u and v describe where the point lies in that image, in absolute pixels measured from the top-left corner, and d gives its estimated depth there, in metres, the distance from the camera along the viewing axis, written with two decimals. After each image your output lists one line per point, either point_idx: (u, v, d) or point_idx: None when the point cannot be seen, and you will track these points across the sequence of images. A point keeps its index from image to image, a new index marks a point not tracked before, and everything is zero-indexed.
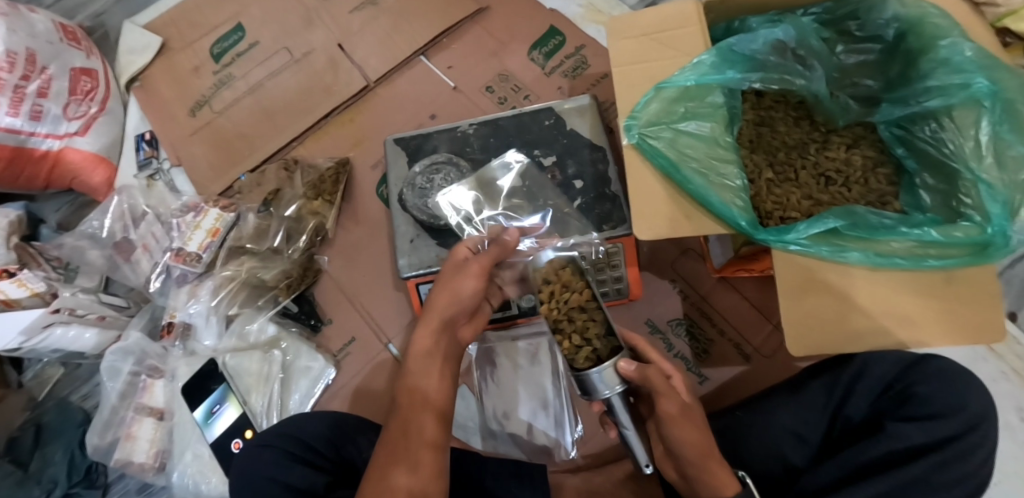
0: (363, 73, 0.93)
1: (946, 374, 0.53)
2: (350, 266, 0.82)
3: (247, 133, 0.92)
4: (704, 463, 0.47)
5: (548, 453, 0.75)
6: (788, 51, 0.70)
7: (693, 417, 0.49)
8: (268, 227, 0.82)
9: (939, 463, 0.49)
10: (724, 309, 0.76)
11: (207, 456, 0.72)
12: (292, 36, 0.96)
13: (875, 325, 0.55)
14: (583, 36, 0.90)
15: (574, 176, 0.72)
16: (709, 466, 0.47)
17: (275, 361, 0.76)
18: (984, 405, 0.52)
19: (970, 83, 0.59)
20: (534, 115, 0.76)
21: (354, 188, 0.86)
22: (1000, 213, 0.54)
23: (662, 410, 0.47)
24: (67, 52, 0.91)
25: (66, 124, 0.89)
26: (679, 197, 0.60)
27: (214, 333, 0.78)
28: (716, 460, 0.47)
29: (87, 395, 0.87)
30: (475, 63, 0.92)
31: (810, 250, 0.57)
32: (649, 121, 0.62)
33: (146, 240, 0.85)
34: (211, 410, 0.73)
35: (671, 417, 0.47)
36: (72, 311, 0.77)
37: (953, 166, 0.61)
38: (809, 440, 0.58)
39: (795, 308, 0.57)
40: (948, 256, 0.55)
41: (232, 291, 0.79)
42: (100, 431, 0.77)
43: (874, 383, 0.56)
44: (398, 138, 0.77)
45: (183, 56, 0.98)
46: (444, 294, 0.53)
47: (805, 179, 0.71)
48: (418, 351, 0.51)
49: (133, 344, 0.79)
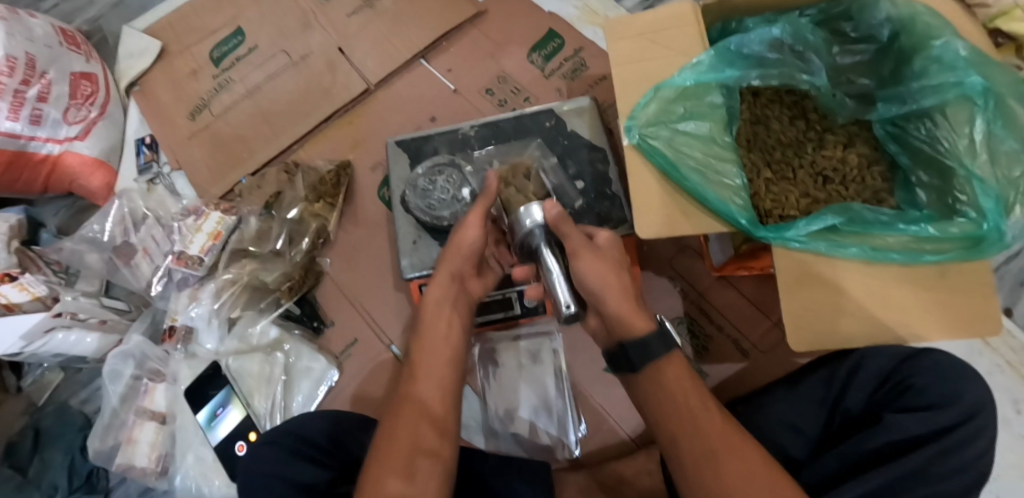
0: (362, 76, 0.93)
1: (944, 366, 0.54)
2: (351, 268, 0.83)
3: (247, 136, 0.92)
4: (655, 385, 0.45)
5: (550, 452, 0.75)
6: (786, 47, 0.70)
7: (606, 259, 0.50)
8: (269, 230, 0.82)
9: (938, 454, 0.49)
10: (723, 306, 0.76)
11: (210, 459, 0.72)
12: (291, 40, 0.96)
13: (873, 320, 0.56)
14: (581, 39, 0.91)
15: (574, 176, 0.73)
16: (617, 301, 0.47)
17: (277, 363, 0.77)
18: (980, 396, 0.52)
19: (963, 80, 0.60)
20: (535, 117, 0.76)
21: (355, 190, 0.86)
22: (994, 208, 0.55)
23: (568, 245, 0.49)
24: (66, 57, 0.91)
25: (66, 128, 0.89)
26: (679, 195, 0.60)
27: (216, 336, 0.77)
28: (625, 296, 0.47)
29: (86, 399, 0.86)
30: (474, 66, 0.92)
31: (808, 247, 0.57)
32: (649, 121, 0.63)
33: (146, 244, 0.86)
34: (216, 412, 0.73)
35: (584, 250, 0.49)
36: (74, 315, 0.76)
37: (946, 163, 0.62)
38: (809, 433, 0.58)
39: (795, 304, 0.57)
40: (942, 250, 0.56)
41: (233, 293, 0.79)
42: (101, 435, 0.77)
43: (872, 376, 0.57)
44: (398, 140, 0.77)
45: (182, 61, 0.98)
46: (441, 298, 0.54)
47: (802, 177, 0.73)
48: (421, 356, 0.51)
49: (135, 348, 0.78)
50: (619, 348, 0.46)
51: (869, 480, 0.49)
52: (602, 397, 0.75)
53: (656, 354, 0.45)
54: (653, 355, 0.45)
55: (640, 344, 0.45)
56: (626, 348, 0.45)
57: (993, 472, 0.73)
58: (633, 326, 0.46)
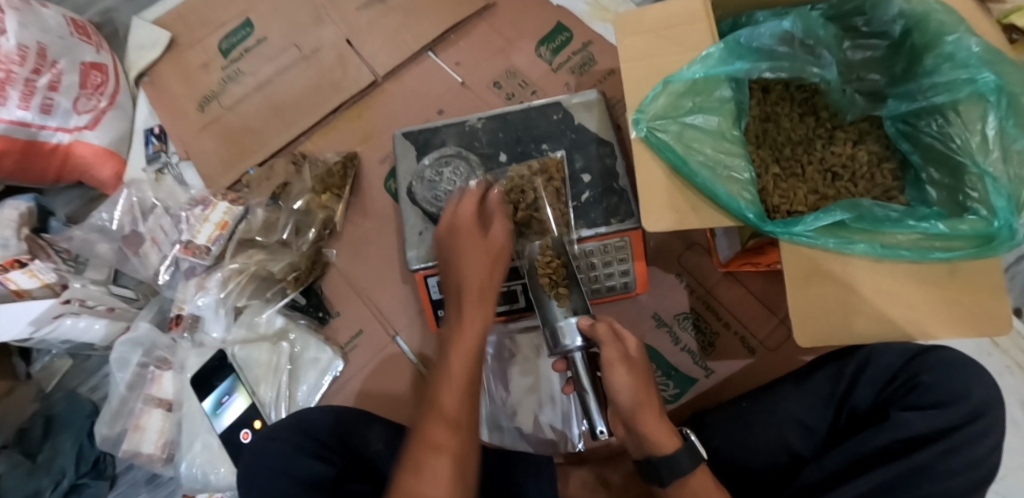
0: (371, 69, 0.93)
1: (951, 364, 0.53)
2: (357, 259, 0.83)
3: (255, 127, 0.92)
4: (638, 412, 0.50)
5: (553, 445, 0.75)
6: (796, 41, 0.69)
7: (637, 372, 0.51)
8: (276, 220, 0.83)
9: (943, 451, 0.49)
10: (729, 303, 0.76)
11: (216, 446, 0.72)
12: (300, 32, 0.97)
13: (880, 316, 0.56)
14: (590, 33, 0.91)
15: (582, 170, 0.73)
16: (649, 422, 0.49)
17: (283, 353, 0.76)
18: (989, 394, 0.52)
19: (975, 78, 0.59)
20: (542, 110, 0.76)
21: (362, 182, 0.86)
22: (1005, 207, 0.55)
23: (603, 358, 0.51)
24: (77, 47, 0.91)
25: (76, 118, 0.90)
26: (688, 189, 0.60)
27: (222, 325, 0.79)
28: (654, 416, 0.50)
29: (95, 386, 0.87)
30: (482, 59, 0.92)
31: (817, 242, 0.57)
32: (658, 114, 0.62)
33: (155, 233, 0.86)
34: (221, 400, 0.73)
35: (623, 364, 0.51)
36: (82, 302, 0.77)
37: (958, 160, 0.61)
38: (815, 430, 0.58)
39: (803, 299, 0.57)
40: (952, 247, 0.56)
41: (241, 283, 0.80)
42: (110, 421, 0.78)
43: (880, 373, 0.56)
44: (406, 133, 0.77)
45: (193, 52, 0.98)
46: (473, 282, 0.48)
47: (811, 173, 0.72)
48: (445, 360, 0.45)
49: (143, 335, 0.79)
50: (647, 460, 0.50)
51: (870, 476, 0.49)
52: None
53: (682, 469, 0.48)
54: (678, 469, 0.48)
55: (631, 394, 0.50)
56: (655, 465, 0.49)
57: (1002, 473, 0.73)
58: (661, 444, 0.49)
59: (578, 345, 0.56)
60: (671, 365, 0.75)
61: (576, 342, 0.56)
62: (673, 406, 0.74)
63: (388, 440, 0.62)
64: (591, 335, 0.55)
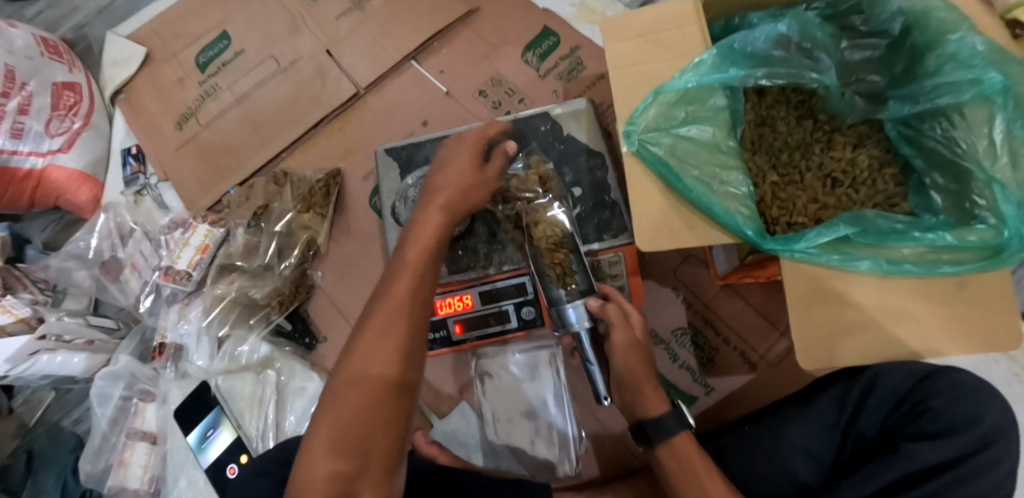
0: (352, 80, 0.90)
1: (962, 388, 0.51)
2: (343, 281, 0.80)
3: (235, 145, 0.90)
4: (636, 388, 0.55)
5: (551, 469, 0.72)
6: (793, 45, 0.66)
7: (638, 351, 0.57)
8: (258, 243, 0.80)
9: (955, 482, 0.48)
10: (728, 317, 0.73)
11: (202, 483, 0.70)
12: (277, 43, 0.93)
13: (885, 335, 0.53)
14: (577, 37, 0.87)
15: (572, 183, 0.70)
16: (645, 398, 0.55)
17: (268, 382, 0.73)
18: (1000, 419, 0.50)
19: (982, 79, 0.56)
20: (530, 121, 0.73)
21: (346, 199, 0.83)
22: (1015, 216, 0.52)
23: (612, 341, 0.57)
24: (48, 67, 0.88)
25: (49, 141, 0.87)
26: (683, 206, 0.57)
27: (206, 353, 0.77)
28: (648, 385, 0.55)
29: (79, 419, 0.85)
30: (467, 67, 0.89)
31: (819, 259, 0.55)
32: (648, 127, 0.59)
33: (134, 259, 0.84)
34: (206, 434, 0.71)
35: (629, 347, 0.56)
36: (59, 337, 0.74)
37: (964, 165, 0.58)
38: (821, 457, 0.56)
39: (807, 321, 0.55)
40: (960, 260, 0.53)
41: (224, 309, 0.78)
42: (93, 457, 0.75)
43: (888, 396, 0.54)
44: (388, 148, 0.74)
45: (168, 68, 0.95)
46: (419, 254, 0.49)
47: (811, 180, 0.70)
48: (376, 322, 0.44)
49: (123, 368, 0.76)
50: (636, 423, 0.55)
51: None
52: (606, 414, 0.73)
53: (667, 429, 0.53)
54: (665, 428, 0.53)
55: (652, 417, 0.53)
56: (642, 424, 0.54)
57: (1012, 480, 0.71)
58: (650, 408, 0.54)
59: (586, 326, 0.60)
60: (670, 383, 0.73)
61: (584, 322, 0.59)
62: None
63: None
64: (600, 315, 0.59)
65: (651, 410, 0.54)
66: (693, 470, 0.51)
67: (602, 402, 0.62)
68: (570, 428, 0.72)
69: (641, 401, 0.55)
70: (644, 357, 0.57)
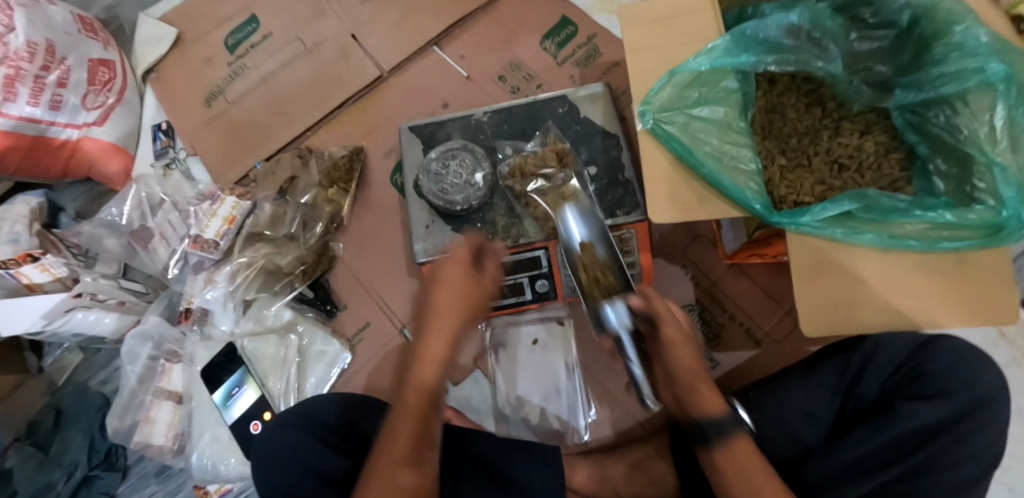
0: (376, 63, 0.94)
1: (956, 353, 0.54)
2: (364, 253, 0.83)
3: (261, 122, 0.93)
4: (695, 387, 0.53)
5: (560, 436, 0.75)
6: (804, 33, 0.69)
7: (688, 349, 0.54)
8: (284, 214, 0.83)
9: (952, 441, 0.51)
10: (735, 295, 0.76)
11: (226, 438, 0.73)
12: (303, 27, 0.97)
13: (886, 304, 0.56)
14: (594, 26, 0.91)
15: (587, 161, 0.73)
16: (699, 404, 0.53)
17: (291, 345, 0.77)
18: (993, 382, 0.53)
19: (984, 67, 0.59)
20: (548, 103, 0.76)
21: (368, 175, 0.87)
22: (1014, 197, 0.55)
23: (665, 334, 0.54)
24: (84, 43, 0.92)
25: (85, 114, 0.91)
26: (695, 181, 0.60)
27: (231, 317, 0.79)
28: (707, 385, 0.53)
29: (105, 380, 0.87)
30: (486, 53, 0.92)
31: (824, 232, 0.57)
32: (664, 105, 0.62)
33: (163, 228, 0.87)
34: (232, 392, 0.74)
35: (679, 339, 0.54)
36: (93, 295, 0.79)
37: (966, 150, 0.61)
38: (822, 422, 0.59)
39: (812, 291, 0.57)
40: (960, 237, 0.55)
41: (248, 277, 0.80)
42: (120, 413, 0.79)
43: (885, 363, 0.57)
44: (412, 126, 0.78)
45: (198, 49, 0.99)
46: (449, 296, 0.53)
47: (818, 164, 0.72)
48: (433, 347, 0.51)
49: (151, 328, 0.80)
50: (694, 424, 0.53)
51: (883, 473, 0.52)
52: (614, 385, 0.75)
53: (728, 432, 0.52)
54: (725, 430, 0.52)
55: (715, 423, 0.52)
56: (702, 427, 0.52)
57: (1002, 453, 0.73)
58: (707, 407, 0.52)
59: (626, 326, 0.57)
60: None
61: (623, 323, 0.57)
62: None
63: None
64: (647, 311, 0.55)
65: (710, 412, 0.52)
66: (757, 480, 0.50)
67: (647, 405, 0.59)
68: (578, 399, 0.75)
69: (695, 399, 0.53)
70: (689, 343, 0.55)
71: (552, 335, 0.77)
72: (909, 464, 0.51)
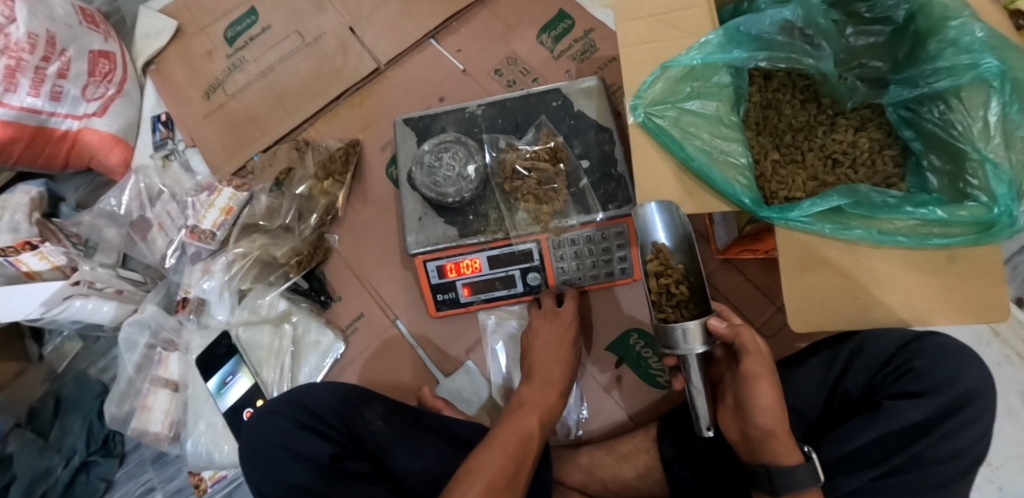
0: (373, 56, 0.94)
1: (943, 350, 0.54)
2: (359, 245, 0.83)
3: (260, 115, 0.94)
4: (771, 434, 0.52)
5: (552, 430, 0.74)
6: (796, 30, 0.69)
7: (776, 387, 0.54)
8: (280, 206, 0.84)
9: (937, 438, 0.51)
10: (727, 290, 0.76)
11: (220, 426, 0.74)
12: (303, 20, 0.97)
13: (874, 299, 0.56)
14: (591, 21, 0.91)
15: (580, 155, 0.73)
16: (766, 445, 0.53)
17: (285, 335, 0.78)
18: (979, 379, 0.53)
19: (979, 63, 0.59)
20: (542, 97, 0.76)
21: (364, 168, 0.87)
22: (1006, 194, 0.54)
23: (745, 368, 0.53)
24: (85, 35, 0.93)
25: (85, 106, 0.93)
26: (685, 174, 0.60)
27: (227, 307, 0.80)
28: (785, 433, 0.52)
29: (104, 368, 0.89)
30: (483, 47, 0.92)
31: (812, 227, 0.57)
32: (655, 100, 0.62)
33: (162, 219, 0.88)
34: (226, 380, 0.75)
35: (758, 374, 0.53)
36: (90, 284, 0.80)
37: (959, 146, 0.61)
38: (806, 415, 0.59)
39: (799, 286, 0.57)
40: (951, 234, 0.55)
41: (244, 267, 0.82)
42: (118, 400, 0.80)
43: (873, 358, 0.57)
44: (406, 119, 0.78)
45: (198, 41, 0.99)
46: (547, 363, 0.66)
47: (812, 160, 0.72)
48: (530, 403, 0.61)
49: (149, 317, 0.81)
50: (760, 466, 0.53)
51: (869, 471, 0.52)
52: (607, 378, 0.74)
53: (799, 482, 0.51)
54: (797, 481, 0.51)
55: (787, 472, 0.51)
56: (772, 472, 0.52)
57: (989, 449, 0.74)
58: (783, 457, 0.52)
59: (698, 350, 0.53)
60: None
61: (696, 347, 0.53)
62: (670, 391, 0.72)
63: (387, 418, 0.60)
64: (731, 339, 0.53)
65: (782, 461, 0.52)
66: None
67: (703, 433, 0.57)
68: (568, 393, 0.74)
69: (768, 446, 0.52)
70: (770, 367, 0.54)
71: None
72: (895, 463, 0.51)
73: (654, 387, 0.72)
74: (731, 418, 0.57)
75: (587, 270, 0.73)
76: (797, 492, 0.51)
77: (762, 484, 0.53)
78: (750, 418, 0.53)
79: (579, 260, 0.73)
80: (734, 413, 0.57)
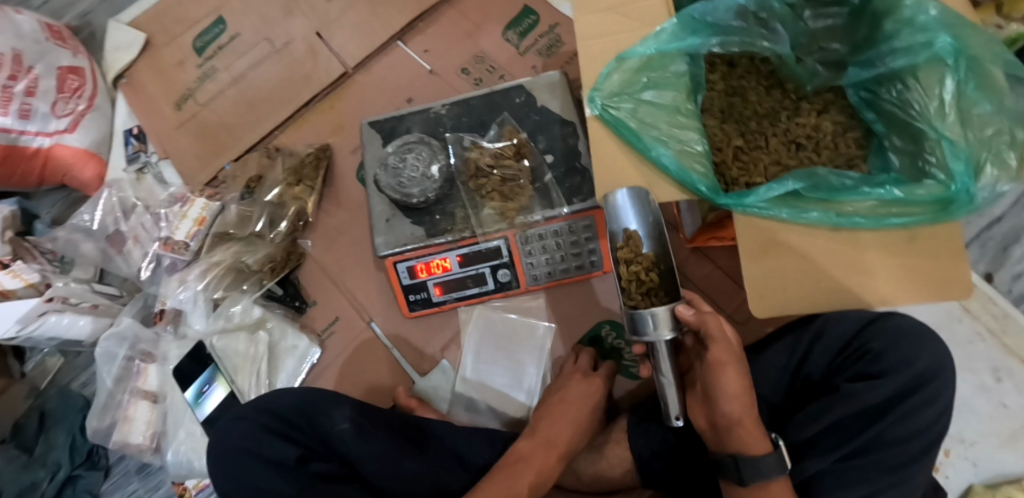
0: (341, 60, 0.94)
1: (902, 330, 0.54)
2: (332, 249, 0.83)
3: (231, 123, 0.94)
4: (735, 426, 0.53)
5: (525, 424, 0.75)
6: (750, 15, 0.68)
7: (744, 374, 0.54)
8: (251, 214, 0.84)
9: (897, 418, 0.51)
10: (698, 279, 0.76)
11: (199, 434, 0.76)
12: (271, 26, 0.97)
13: (831, 281, 0.56)
14: (557, 15, 0.91)
15: (545, 150, 0.73)
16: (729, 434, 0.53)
17: (261, 342, 0.79)
18: (938, 358, 0.53)
19: (933, 42, 0.59)
20: (506, 93, 0.76)
21: (335, 172, 0.87)
22: (962, 171, 0.55)
23: (711, 356, 0.54)
24: (53, 51, 0.93)
25: (56, 122, 0.92)
26: (644, 164, 0.60)
27: (201, 315, 0.80)
28: (751, 420, 0.53)
29: (86, 382, 0.89)
30: (451, 46, 0.92)
31: (770, 213, 0.57)
32: (613, 91, 0.62)
33: (137, 231, 0.88)
34: (202, 390, 0.77)
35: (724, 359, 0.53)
36: (64, 300, 0.80)
37: (917, 126, 0.61)
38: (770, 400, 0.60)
39: (760, 272, 0.58)
40: (909, 213, 0.56)
41: (218, 275, 0.82)
42: (99, 414, 0.81)
43: (833, 342, 0.57)
44: (372, 122, 0.78)
45: (168, 51, 0.99)
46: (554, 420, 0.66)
47: (775, 145, 0.72)
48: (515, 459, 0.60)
49: (126, 329, 0.81)
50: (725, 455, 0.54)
51: (832, 453, 0.52)
52: None
53: (764, 471, 0.51)
54: (764, 473, 0.51)
55: (753, 462, 0.51)
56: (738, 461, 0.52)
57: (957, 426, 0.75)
58: (749, 447, 0.52)
59: (665, 337, 0.53)
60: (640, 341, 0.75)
61: (663, 333, 0.53)
62: (643, 381, 0.74)
63: (354, 419, 0.60)
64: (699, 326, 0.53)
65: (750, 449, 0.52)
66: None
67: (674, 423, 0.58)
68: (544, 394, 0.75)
69: (734, 434, 0.53)
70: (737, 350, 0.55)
71: (536, 314, 0.77)
72: (857, 444, 0.51)
73: (627, 377, 0.75)
74: (699, 405, 0.58)
75: (557, 264, 0.73)
76: (764, 480, 0.51)
77: (730, 474, 0.53)
78: (716, 407, 0.54)
79: (548, 255, 0.73)
80: (702, 401, 0.57)
